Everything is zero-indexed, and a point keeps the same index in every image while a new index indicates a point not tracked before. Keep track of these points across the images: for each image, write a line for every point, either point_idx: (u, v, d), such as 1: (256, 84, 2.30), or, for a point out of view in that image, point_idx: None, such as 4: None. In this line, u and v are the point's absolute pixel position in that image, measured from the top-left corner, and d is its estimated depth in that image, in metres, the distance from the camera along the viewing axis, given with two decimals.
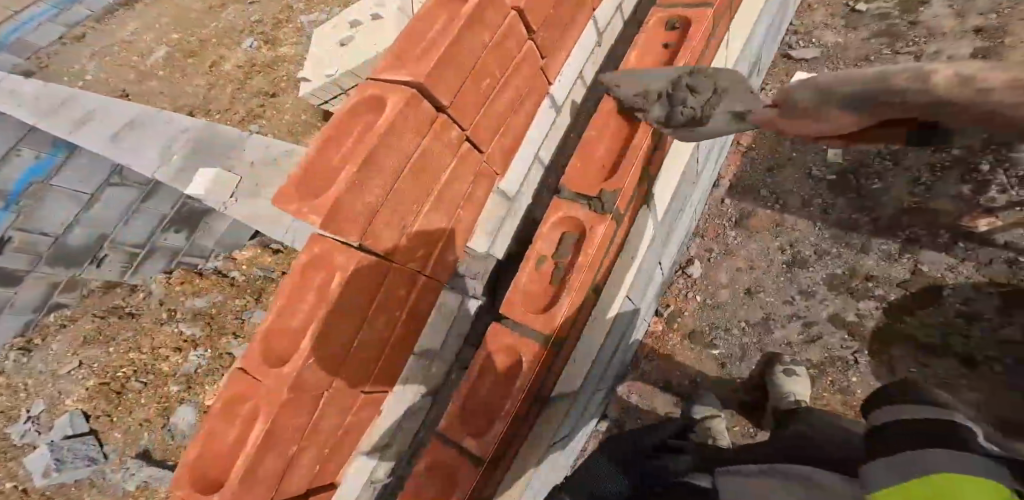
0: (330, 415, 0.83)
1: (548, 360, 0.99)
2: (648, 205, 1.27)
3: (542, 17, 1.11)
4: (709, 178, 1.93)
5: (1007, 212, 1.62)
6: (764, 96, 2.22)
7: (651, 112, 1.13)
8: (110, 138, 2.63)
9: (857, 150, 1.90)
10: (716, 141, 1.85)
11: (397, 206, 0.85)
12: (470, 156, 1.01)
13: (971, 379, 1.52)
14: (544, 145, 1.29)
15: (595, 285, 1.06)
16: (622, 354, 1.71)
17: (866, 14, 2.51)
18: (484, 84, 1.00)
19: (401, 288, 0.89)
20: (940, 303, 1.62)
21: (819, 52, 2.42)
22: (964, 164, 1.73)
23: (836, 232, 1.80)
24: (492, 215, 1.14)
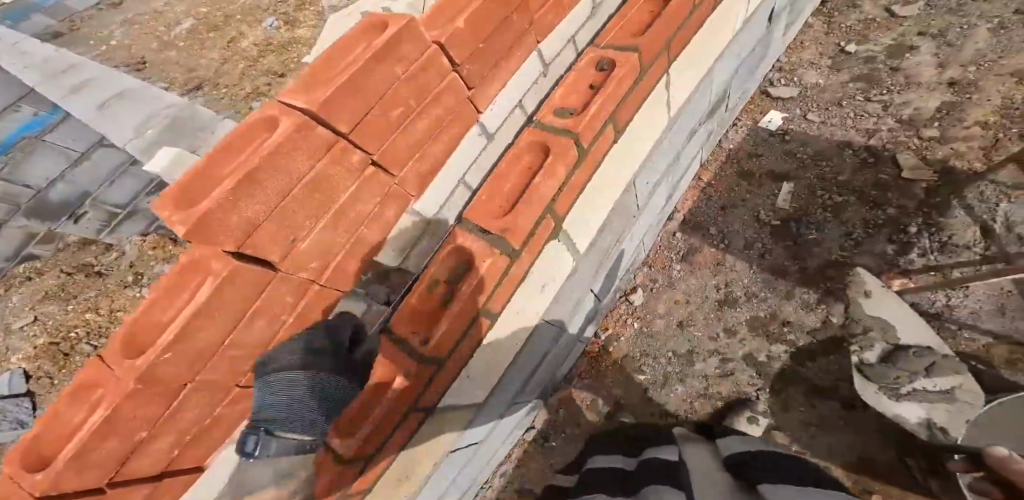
0: (191, 407, 0.90)
1: (422, 378, 1.08)
2: (558, 238, 1.34)
3: (470, 49, 1.13)
4: (660, 209, 1.99)
5: (921, 275, 1.66)
6: (733, 133, 2.30)
7: (556, 155, 1.17)
8: (101, 109, 2.45)
9: (805, 198, 1.95)
10: (667, 174, 1.89)
11: (280, 223, 0.88)
12: (376, 177, 1.05)
13: (848, 420, 1.60)
14: (471, 170, 1.34)
15: (483, 311, 1.16)
16: (545, 368, 1.81)
17: (852, 56, 2.51)
18: (393, 113, 1.02)
19: (286, 295, 0.97)
20: (841, 353, 1.67)
21: (798, 90, 2.43)
22: (896, 224, 1.76)
23: (767, 277, 1.86)
24: (403, 234, 1.19)
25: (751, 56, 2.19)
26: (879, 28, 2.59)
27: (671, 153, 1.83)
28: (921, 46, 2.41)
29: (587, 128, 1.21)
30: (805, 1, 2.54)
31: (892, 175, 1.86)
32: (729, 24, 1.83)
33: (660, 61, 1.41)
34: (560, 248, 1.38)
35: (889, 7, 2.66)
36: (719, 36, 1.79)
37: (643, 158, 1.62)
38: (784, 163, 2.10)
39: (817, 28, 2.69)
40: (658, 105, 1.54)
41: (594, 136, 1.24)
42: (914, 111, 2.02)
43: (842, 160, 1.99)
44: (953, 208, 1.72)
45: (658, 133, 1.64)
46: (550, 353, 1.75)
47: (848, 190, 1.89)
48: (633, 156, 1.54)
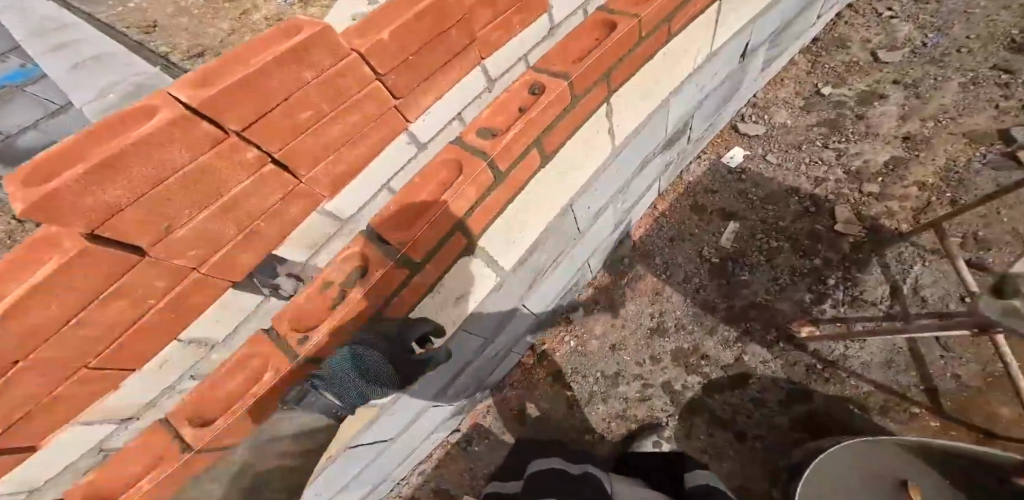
0: (29, 382, 0.77)
1: (301, 374, 1.13)
2: (471, 254, 1.39)
3: (398, 61, 0.99)
4: (607, 237, 2.05)
5: (829, 324, 1.71)
6: (694, 167, 2.33)
7: (469, 173, 1.22)
8: (75, 62, 1.28)
9: (746, 240, 2.00)
10: (614, 200, 1.93)
11: (150, 210, 0.75)
12: (276, 177, 0.91)
13: (737, 451, 1.65)
14: (398, 175, 1.22)
15: (376, 317, 1.21)
16: (471, 376, 1.85)
17: (826, 98, 2.51)
18: (302, 116, 0.87)
19: (160, 281, 0.84)
20: (744, 388, 1.72)
21: (765, 128, 2.44)
22: (818, 274, 1.82)
23: (697, 311, 1.92)
24: (311, 230, 1.09)
25: (720, 89, 2.22)
26: (860, 72, 2.56)
27: (617, 181, 1.86)
28: (891, 96, 2.39)
29: (504, 152, 1.26)
30: (792, 37, 2.52)
31: (826, 226, 1.92)
32: (692, 55, 1.85)
33: (597, 92, 1.45)
34: (477, 264, 1.45)
35: (875, 51, 2.62)
36: (678, 68, 1.81)
37: (581, 186, 1.67)
38: (737, 202, 2.14)
39: (799, 66, 2.69)
40: (595, 133, 1.58)
41: (510, 161, 1.29)
42: (863, 163, 2.06)
43: (786, 206, 2.04)
44: (871, 264, 1.77)
45: (600, 161, 1.69)
46: (475, 361, 1.78)
47: (782, 235, 1.95)
48: (567, 182, 1.60)
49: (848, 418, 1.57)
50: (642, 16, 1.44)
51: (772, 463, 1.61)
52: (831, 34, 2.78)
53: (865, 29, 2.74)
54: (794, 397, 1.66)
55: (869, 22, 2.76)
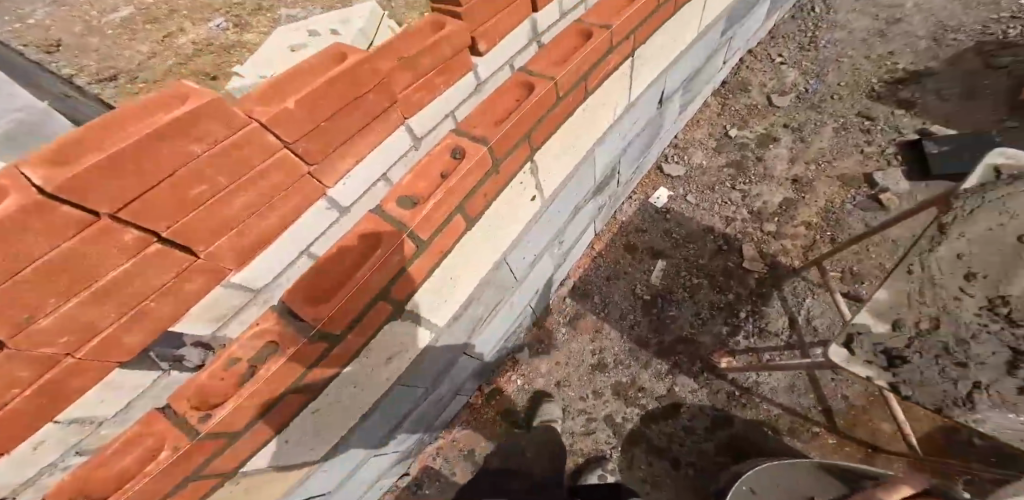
0: None
1: (212, 447, 1.06)
2: (400, 317, 1.38)
3: (308, 128, 0.93)
4: (546, 279, 2.15)
5: (743, 355, 1.95)
6: (626, 207, 2.52)
7: (386, 244, 1.17)
8: None
9: (672, 278, 2.22)
10: (551, 245, 2.05)
11: (8, 302, 0.65)
12: (167, 255, 0.81)
13: (675, 478, 1.80)
14: (320, 239, 1.14)
15: (300, 384, 1.17)
16: (415, 422, 1.84)
17: (732, 140, 2.71)
18: (195, 191, 0.79)
19: (29, 369, 0.74)
20: (676, 417, 1.89)
21: (684, 169, 2.61)
22: (731, 308, 2.08)
23: (632, 347, 2.08)
24: (217, 302, 0.99)
25: (638, 136, 2.36)
26: (758, 115, 2.81)
27: (549, 231, 1.97)
28: (783, 139, 2.63)
29: (425, 221, 1.23)
30: (702, 83, 2.73)
31: (735, 263, 2.21)
32: (613, 105, 1.98)
33: (519, 152, 1.48)
34: (410, 323, 1.44)
35: (770, 95, 2.92)
36: (598, 123, 1.94)
37: (513, 240, 1.76)
38: (663, 241, 2.36)
39: (711, 108, 2.89)
40: (516, 194, 1.62)
41: (437, 227, 1.28)
42: (763, 204, 2.36)
43: (704, 244, 2.30)
44: (772, 298, 2.07)
45: (529, 217, 1.77)
46: (418, 408, 1.78)
47: (702, 273, 2.21)
48: (500, 237, 1.67)
49: (761, 440, 1.78)
50: (558, 78, 1.47)
51: (703, 487, 1.76)
52: (736, 77, 3.08)
53: (762, 73, 3.06)
54: (718, 423, 1.84)
55: (766, 68, 3.09)
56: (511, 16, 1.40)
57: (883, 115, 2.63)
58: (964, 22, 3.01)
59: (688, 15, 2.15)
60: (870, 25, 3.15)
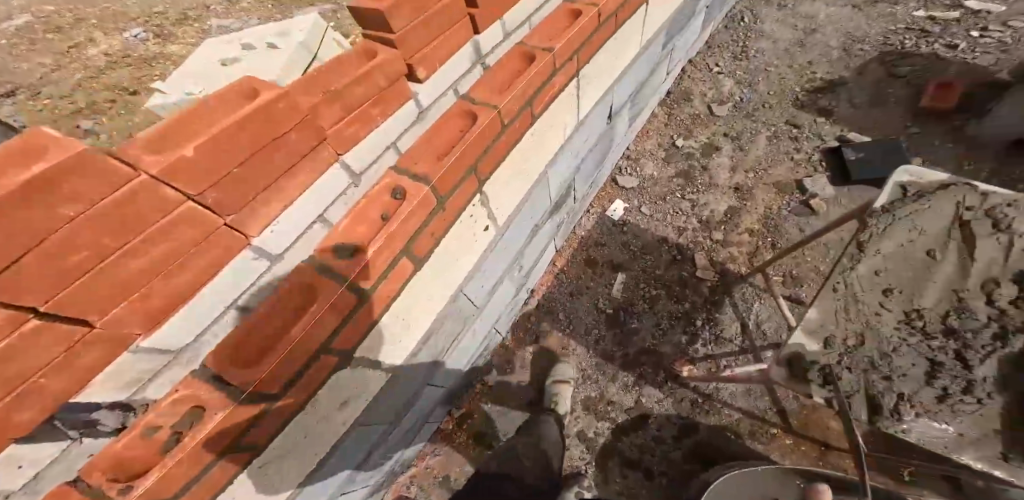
0: None
1: None
2: (353, 364, 1.29)
3: (217, 175, 0.83)
4: (507, 300, 2.14)
5: (701, 362, 2.06)
6: (584, 222, 2.58)
7: (322, 299, 1.06)
8: None
9: (632, 290, 2.31)
10: (511, 267, 2.03)
11: None
12: (51, 329, 0.71)
13: (649, 489, 1.86)
14: (249, 290, 1.04)
15: (243, 446, 1.06)
16: (384, 455, 1.77)
17: (678, 150, 2.80)
18: (78, 255, 0.69)
19: None
20: (644, 428, 1.96)
21: (638, 180, 2.68)
22: (688, 317, 2.19)
23: (599, 361, 2.15)
24: (126, 369, 0.88)
25: (591, 153, 2.34)
26: (702, 124, 2.92)
27: (506, 259, 1.93)
28: (724, 148, 2.76)
29: (363, 272, 1.13)
30: (648, 95, 2.78)
31: (689, 272, 2.33)
32: (562, 127, 1.93)
33: (468, 184, 1.41)
34: (365, 367, 1.35)
35: (710, 104, 3.01)
36: (546, 145, 1.86)
37: (471, 271, 1.68)
38: (622, 253, 2.44)
39: (658, 119, 2.96)
40: (461, 230, 1.52)
41: (384, 269, 1.19)
42: (710, 213, 2.48)
43: (659, 255, 2.41)
44: (725, 305, 2.20)
45: (479, 249, 1.69)
46: (385, 441, 1.71)
47: (659, 283, 2.31)
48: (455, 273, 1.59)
49: (725, 444, 1.88)
50: (501, 107, 1.41)
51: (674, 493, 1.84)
52: (679, 86, 3.14)
53: (701, 83, 3.15)
54: (685, 431, 1.94)
55: (704, 78, 3.18)
56: (449, 41, 1.35)
57: (807, 123, 2.82)
58: (869, 33, 3.26)
59: (630, 32, 2.16)
60: (792, 36, 3.34)
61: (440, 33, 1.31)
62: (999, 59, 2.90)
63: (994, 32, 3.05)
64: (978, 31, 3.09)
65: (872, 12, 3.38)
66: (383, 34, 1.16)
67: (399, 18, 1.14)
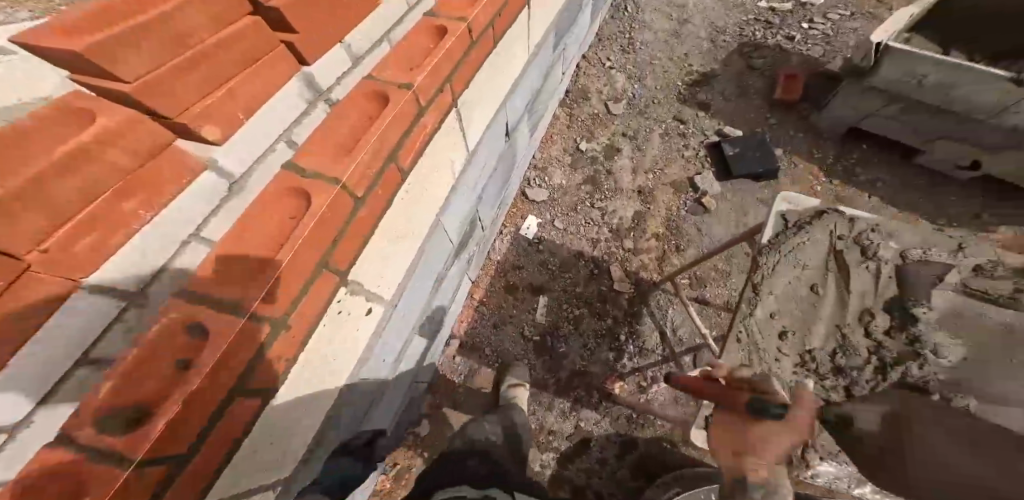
0: None
1: None
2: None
3: None
4: (422, 347, 1.98)
5: (630, 377, 2.20)
6: (500, 245, 2.55)
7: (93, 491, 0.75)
8: None
9: (556, 312, 2.38)
10: (420, 320, 1.87)
11: None
12: None
13: None
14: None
15: None
16: None
17: (582, 153, 2.81)
18: None
19: None
20: (587, 453, 2.07)
21: (547, 191, 2.67)
22: (611, 333, 2.31)
23: (534, 391, 2.21)
24: None
25: (495, 175, 2.17)
26: (601, 125, 2.93)
27: (406, 325, 1.74)
28: (624, 149, 2.83)
29: (164, 442, 0.82)
30: (546, 100, 2.68)
31: (607, 286, 2.44)
32: (449, 171, 1.64)
33: (323, 280, 1.12)
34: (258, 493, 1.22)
35: (607, 102, 3.03)
36: (435, 190, 1.57)
37: (362, 352, 1.47)
38: (541, 274, 2.47)
39: (560, 121, 2.93)
40: (338, 321, 1.28)
41: (209, 409, 0.90)
42: (619, 221, 2.59)
43: (578, 271, 2.48)
44: (643, 315, 2.34)
45: (368, 334, 1.47)
46: None
47: (581, 302, 2.40)
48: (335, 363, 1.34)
49: (664, 454, 2.06)
50: (344, 179, 1.08)
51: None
52: (576, 84, 3.12)
53: (596, 80, 3.15)
54: (626, 447, 2.08)
55: (599, 73, 3.18)
56: (256, 80, 0.99)
57: (691, 117, 3.00)
58: (727, 23, 3.50)
59: (514, 38, 1.94)
60: (667, 26, 3.45)
61: (236, 72, 0.95)
62: (825, 51, 3.38)
63: (818, 24, 3.52)
64: (807, 23, 3.52)
65: (727, 1, 3.62)
66: (104, 83, 0.75)
67: (124, 61, 0.75)
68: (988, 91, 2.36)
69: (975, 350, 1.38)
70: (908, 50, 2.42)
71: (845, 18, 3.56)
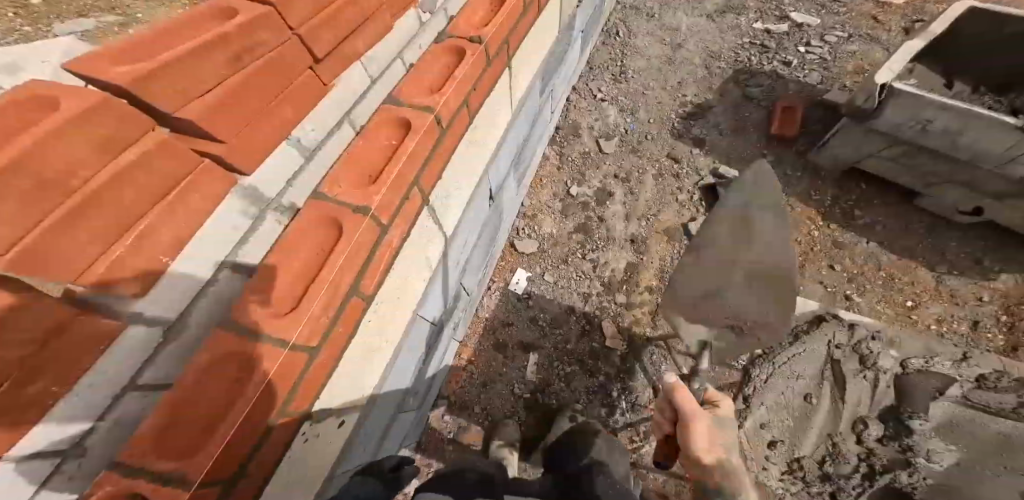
0: None
1: None
2: None
3: None
4: (405, 420, 1.92)
5: (622, 432, 2.16)
6: (487, 302, 2.47)
7: None
8: None
9: (547, 370, 2.32)
10: (403, 400, 1.79)
11: None
12: None
13: None
14: None
15: None
16: None
17: (574, 199, 2.71)
18: None
19: None
20: None
21: (536, 242, 2.59)
22: (604, 391, 2.24)
23: (525, 448, 2.17)
24: None
25: (479, 239, 2.05)
26: (592, 165, 2.82)
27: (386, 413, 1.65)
28: (617, 193, 2.73)
29: None
30: (533, 149, 2.55)
31: (599, 343, 2.36)
32: (428, 265, 1.54)
33: (283, 430, 1.00)
34: None
35: (598, 140, 2.91)
36: (412, 288, 1.48)
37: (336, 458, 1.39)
38: (531, 331, 2.40)
39: (550, 162, 2.82)
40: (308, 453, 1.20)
41: None
42: (611, 273, 2.51)
43: (569, 327, 2.41)
44: (636, 371, 2.28)
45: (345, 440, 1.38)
46: None
47: (572, 360, 2.33)
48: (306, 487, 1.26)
49: None
50: (293, 341, 0.95)
51: None
52: (566, 120, 3.00)
53: (587, 114, 3.02)
54: None
55: (589, 106, 3.06)
56: (175, 212, 0.87)
57: (684, 156, 2.89)
58: (722, 48, 3.38)
59: (498, 98, 1.81)
60: (660, 52, 3.33)
61: (153, 205, 0.83)
62: (822, 77, 3.28)
63: (815, 47, 3.41)
64: (804, 47, 3.42)
65: (722, 23, 3.49)
66: None
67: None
68: (996, 141, 2.27)
69: (964, 457, 1.83)
70: (916, 93, 2.32)
71: (841, 41, 3.48)
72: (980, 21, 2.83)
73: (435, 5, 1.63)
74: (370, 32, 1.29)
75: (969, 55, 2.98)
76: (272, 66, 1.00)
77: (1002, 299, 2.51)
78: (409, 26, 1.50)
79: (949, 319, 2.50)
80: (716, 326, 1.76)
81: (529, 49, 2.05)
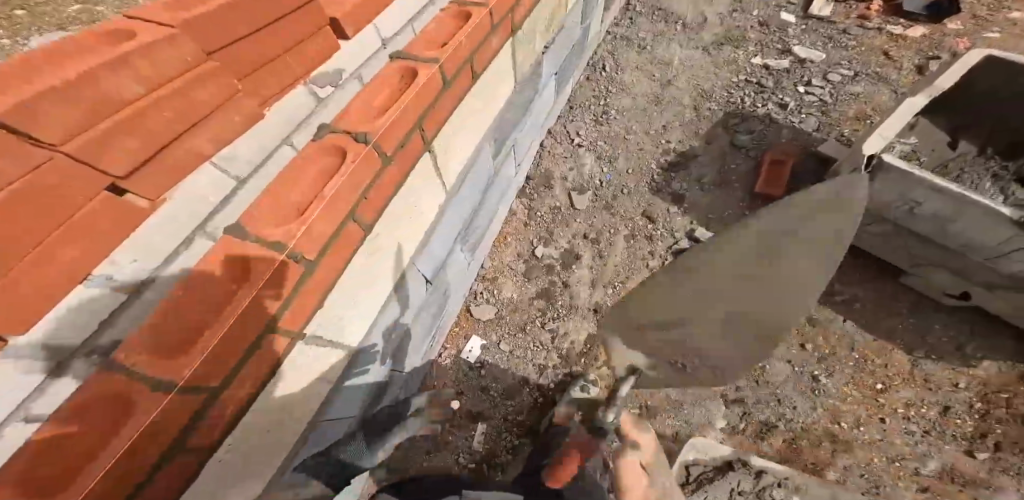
0: None
1: None
2: None
3: None
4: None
5: None
6: (438, 368, 2.43)
7: None
8: None
9: (495, 441, 2.27)
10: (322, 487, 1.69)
11: None
12: None
13: None
14: None
15: None
16: None
17: (538, 260, 2.67)
18: None
19: None
20: None
21: (495, 308, 2.57)
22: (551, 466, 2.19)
23: None
24: None
25: (416, 322, 2.05)
26: (561, 223, 2.75)
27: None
28: (584, 256, 2.66)
29: None
30: (490, 212, 2.48)
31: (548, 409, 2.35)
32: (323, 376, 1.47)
33: None
34: None
35: (571, 193, 2.82)
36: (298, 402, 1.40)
37: None
38: (481, 400, 2.36)
39: (517, 218, 2.78)
40: None
41: None
42: (570, 344, 2.46)
43: (522, 398, 2.36)
44: None
45: None
46: None
47: (523, 431, 2.28)
48: None
49: None
50: None
51: None
52: (538, 170, 2.91)
53: (561, 162, 2.92)
54: None
55: (564, 153, 2.94)
56: None
57: (661, 215, 2.76)
58: (714, 86, 3.16)
59: (420, 182, 1.71)
60: (649, 90, 3.14)
61: None
62: (820, 123, 3.05)
63: (816, 88, 3.18)
64: (803, 86, 3.19)
65: (717, 57, 3.29)
66: None
67: None
68: (991, 233, 2.18)
69: None
70: (905, 171, 2.24)
71: (846, 80, 3.23)
72: (998, 71, 2.55)
73: (341, 78, 1.53)
74: (216, 124, 1.10)
75: (988, 101, 2.68)
76: (28, 183, 0.76)
77: (980, 387, 2.44)
78: (299, 104, 1.39)
79: (920, 404, 2.44)
80: (658, 357, 1.33)
81: (462, 115, 1.90)
